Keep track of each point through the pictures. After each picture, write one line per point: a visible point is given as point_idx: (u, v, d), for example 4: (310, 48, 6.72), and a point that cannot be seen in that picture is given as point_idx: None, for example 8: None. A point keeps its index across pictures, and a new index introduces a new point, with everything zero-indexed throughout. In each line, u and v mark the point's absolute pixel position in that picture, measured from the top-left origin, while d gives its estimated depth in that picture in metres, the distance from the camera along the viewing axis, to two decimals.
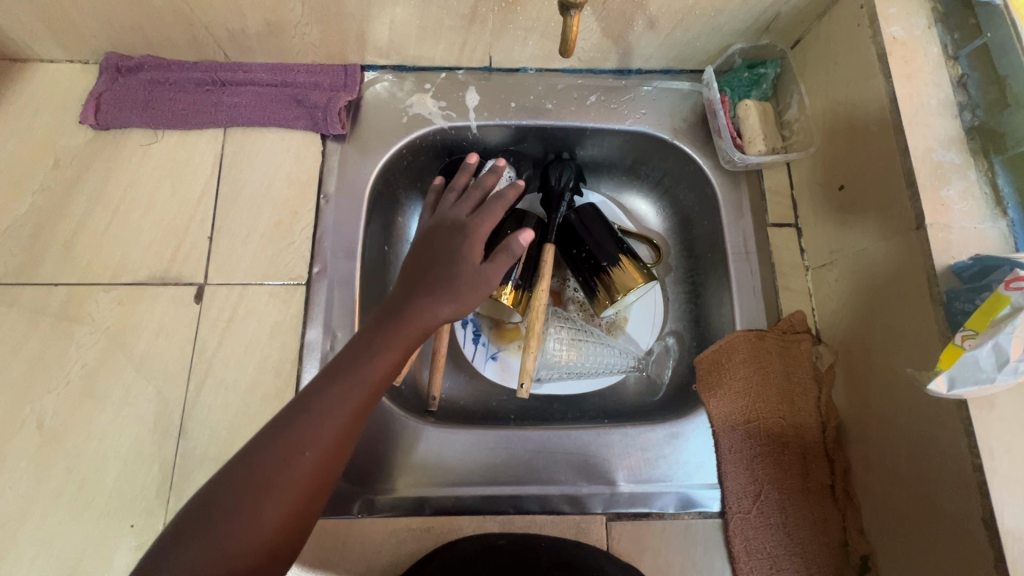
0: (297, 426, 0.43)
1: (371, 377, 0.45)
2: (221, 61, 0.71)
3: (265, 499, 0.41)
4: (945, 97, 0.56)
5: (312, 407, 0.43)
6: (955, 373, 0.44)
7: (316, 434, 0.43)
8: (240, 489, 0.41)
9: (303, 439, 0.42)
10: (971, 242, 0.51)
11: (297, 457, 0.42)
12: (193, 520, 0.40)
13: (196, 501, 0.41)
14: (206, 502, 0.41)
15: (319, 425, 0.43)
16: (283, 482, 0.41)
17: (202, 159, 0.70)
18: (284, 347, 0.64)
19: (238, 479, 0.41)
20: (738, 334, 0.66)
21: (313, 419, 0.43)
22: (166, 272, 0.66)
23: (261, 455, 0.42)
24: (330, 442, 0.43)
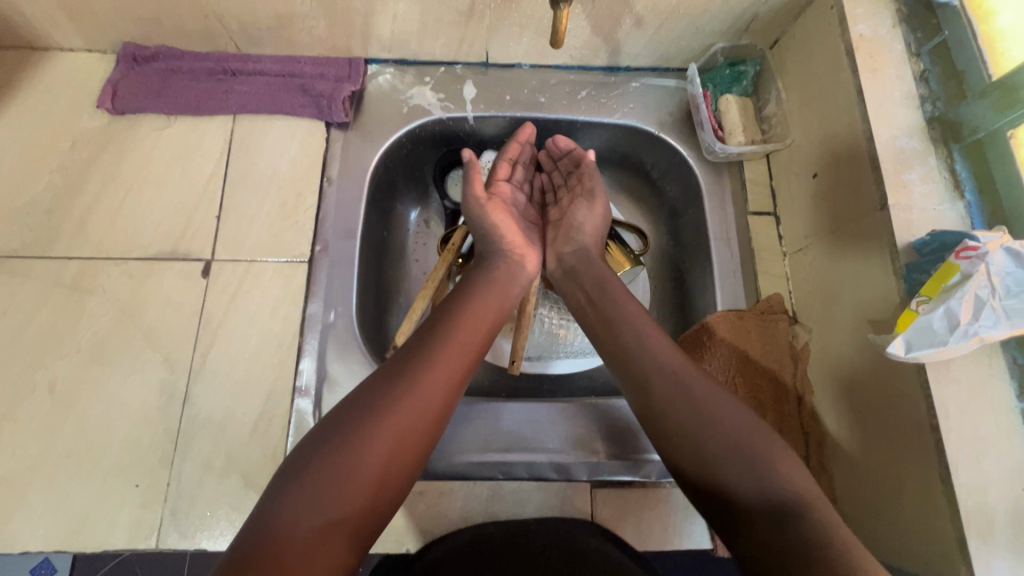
0: (400, 397, 0.48)
1: (459, 356, 0.54)
2: (233, 52, 0.75)
3: (372, 456, 0.45)
4: (907, 90, 0.60)
5: (414, 382, 0.50)
6: (910, 337, 0.48)
7: (418, 411, 0.48)
8: (382, 406, 0.48)
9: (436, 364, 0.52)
10: (931, 221, 0.55)
11: (435, 376, 0.51)
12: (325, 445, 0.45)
13: (334, 426, 0.47)
14: (346, 425, 0.47)
15: (419, 403, 0.49)
16: (419, 406, 0.49)
17: (212, 143, 0.74)
18: (286, 320, 0.67)
19: (332, 450, 0.45)
20: (718, 314, 0.70)
21: (412, 392, 0.49)
22: (176, 248, 0.69)
23: (362, 426, 0.46)
24: (436, 394, 0.50)
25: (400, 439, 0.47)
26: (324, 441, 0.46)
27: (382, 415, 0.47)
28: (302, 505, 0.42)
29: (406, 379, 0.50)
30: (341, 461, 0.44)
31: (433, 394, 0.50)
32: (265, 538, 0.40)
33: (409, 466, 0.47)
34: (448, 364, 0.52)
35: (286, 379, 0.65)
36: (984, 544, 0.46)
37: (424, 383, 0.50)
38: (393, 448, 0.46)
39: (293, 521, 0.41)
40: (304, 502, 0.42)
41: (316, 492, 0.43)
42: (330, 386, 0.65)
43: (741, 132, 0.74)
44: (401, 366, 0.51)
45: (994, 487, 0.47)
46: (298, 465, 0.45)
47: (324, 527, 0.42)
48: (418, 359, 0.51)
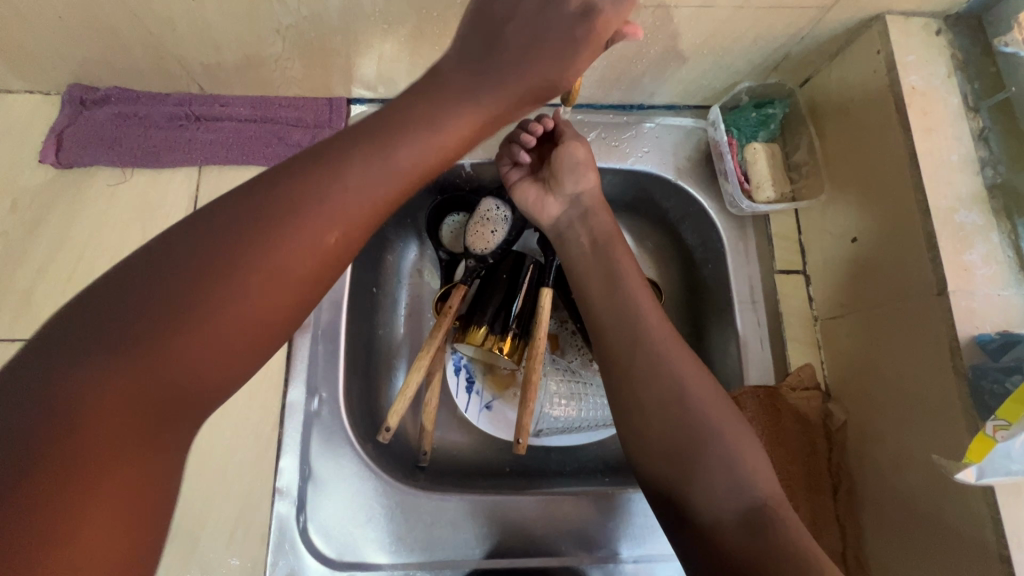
0: (251, 261, 0.33)
1: (357, 222, 0.37)
2: (196, 93, 0.66)
3: (234, 314, 0.33)
4: (966, 152, 0.53)
5: (297, 209, 0.35)
6: (985, 465, 0.43)
7: (318, 238, 0.35)
8: (224, 257, 0.33)
9: (330, 217, 0.36)
10: (996, 310, 0.49)
11: (322, 237, 0.35)
12: (175, 253, 0.33)
13: (151, 252, 0.33)
14: (170, 262, 0.32)
15: (344, 209, 0.36)
16: (289, 270, 0.34)
17: (176, 200, 0.65)
18: (264, 407, 0.59)
19: (163, 276, 0.32)
20: (746, 390, 0.62)
21: (315, 221, 0.35)
22: None
23: (207, 270, 0.32)
24: (332, 248, 0.36)
25: (260, 303, 0.34)
26: (141, 266, 0.32)
27: (217, 276, 0.32)
28: (97, 375, 0.29)
29: (271, 221, 0.34)
30: (165, 322, 0.31)
31: (310, 256, 0.35)
32: (26, 412, 0.28)
33: (274, 333, 0.35)
34: (319, 240, 0.35)
35: (265, 479, 0.57)
36: None
37: (314, 211, 0.35)
38: (282, 301, 0.35)
39: (81, 396, 0.29)
40: (104, 370, 0.30)
41: (119, 349, 0.30)
42: (315, 484, 0.58)
43: (771, 184, 0.67)
44: (306, 155, 0.37)
45: None
46: (96, 305, 0.31)
47: (135, 423, 0.31)
48: (309, 171, 0.36)
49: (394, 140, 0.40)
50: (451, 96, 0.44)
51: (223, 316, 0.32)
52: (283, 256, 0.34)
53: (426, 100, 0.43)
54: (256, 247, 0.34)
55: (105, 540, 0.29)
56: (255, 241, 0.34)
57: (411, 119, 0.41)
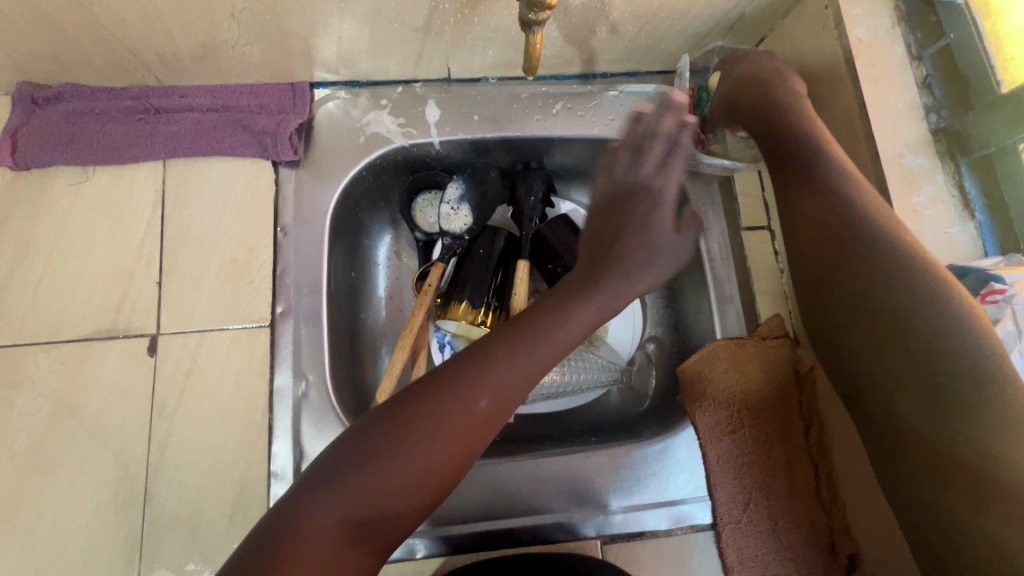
0: (436, 426, 0.40)
1: (513, 388, 0.43)
2: (153, 85, 0.64)
3: (420, 469, 0.39)
4: (911, 100, 0.55)
5: (479, 380, 0.42)
6: None
7: (481, 403, 0.42)
8: (421, 416, 0.40)
9: (487, 384, 0.42)
10: (944, 246, 0.52)
11: (477, 402, 0.41)
12: (390, 412, 0.41)
13: (373, 418, 0.41)
14: (383, 423, 0.41)
15: (504, 373, 0.43)
16: (460, 422, 0.41)
17: (142, 196, 0.64)
18: (251, 395, 0.60)
19: (380, 434, 0.40)
20: (718, 342, 0.66)
21: (480, 384, 0.42)
22: (113, 324, 0.60)
23: (408, 431, 0.40)
24: (495, 403, 0.42)
25: (437, 459, 0.40)
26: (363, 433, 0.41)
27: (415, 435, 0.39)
28: (337, 513, 0.37)
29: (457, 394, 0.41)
30: (375, 468, 0.38)
31: (479, 425, 0.41)
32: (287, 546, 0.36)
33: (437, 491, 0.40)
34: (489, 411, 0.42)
35: (259, 465, 0.58)
36: None
37: (487, 378, 0.42)
38: (453, 449, 0.40)
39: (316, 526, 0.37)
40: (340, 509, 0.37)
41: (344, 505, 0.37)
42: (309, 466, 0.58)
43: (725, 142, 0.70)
44: (511, 329, 0.45)
45: None
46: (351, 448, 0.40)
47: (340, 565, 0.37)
48: (489, 359, 0.43)
49: (551, 324, 0.46)
50: (591, 286, 0.49)
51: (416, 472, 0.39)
52: (465, 415, 0.41)
53: (560, 309, 0.47)
54: (439, 416, 0.40)
55: None
56: (446, 411, 0.40)
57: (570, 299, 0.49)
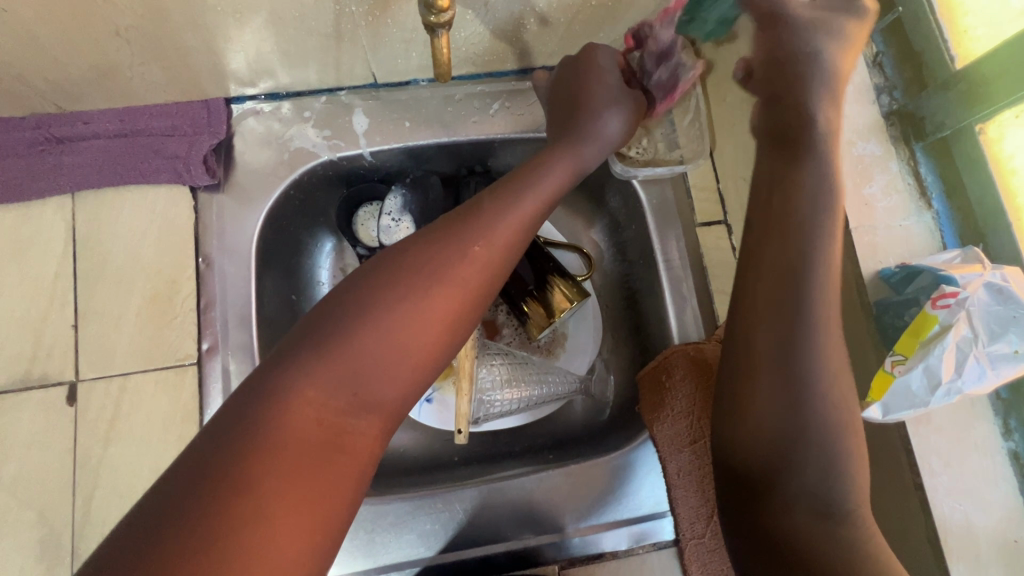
0: (408, 297, 0.39)
1: (500, 240, 0.44)
2: (53, 112, 0.59)
3: (413, 319, 0.39)
4: (860, 82, 0.51)
5: (469, 231, 0.43)
6: (888, 401, 0.42)
7: (472, 253, 0.42)
8: (413, 266, 0.40)
9: (484, 235, 0.43)
10: (898, 241, 0.48)
11: (474, 248, 0.43)
12: (378, 267, 0.41)
13: (359, 274, 0.41)
14: (369, 273, 0.40)
15: (499, 222, 0.44)
16: (451, 274, 0.41)
17: (52, 233, 0.60)
18: (181, 438, 0.57)
19: (348, 312, 0.38)
20: (676, 348, 0.63)
21: (473, 233, 0.43)
22: (28, 373, 0.57)
23: (399, 276, 0.40)
24: (485, 257, 0.43)
25: (405, 338, 0.38)
26: (346, 288, 0.40)
27: (389, 305, 0.39)
28: (317, 374, 0.36)
29: (426, 270, 0.41)
30: (368, 311, 0.38)
31: (452, 298, 0.41)
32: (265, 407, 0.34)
33: (415, 365, 0.39)
34: (461, 285, 0.41)
35: None
36: None
37: (478, 230, 0.43)
38: (446, 299, 0.40)
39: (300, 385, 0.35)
40: (321, 383, 0.36)
41: (335, 359, 0.36)
42: None
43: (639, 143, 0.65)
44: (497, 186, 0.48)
45: (986, 540, 0.43)
46: (330, 302, 0.39)
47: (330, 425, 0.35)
48: (452, 240, 0.42)
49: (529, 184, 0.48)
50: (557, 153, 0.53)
51: (394, 340, 0.38)
52: (459, 261, 0.42)
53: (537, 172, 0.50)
54: (411, 293, 0.39)
55: (285, 539, 0.31)
56: (417, 288, 0.40)
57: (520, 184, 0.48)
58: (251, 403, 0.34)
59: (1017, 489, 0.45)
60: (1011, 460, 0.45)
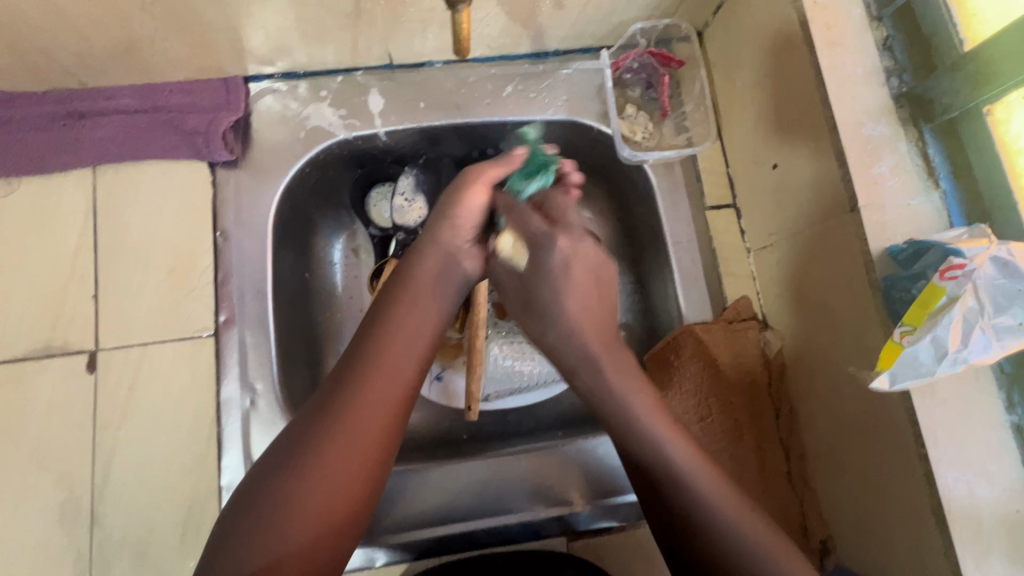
0: (358, 397, 0.43)
1: (410, 358, 0.46)
2: (74, 88, 0.60)
3: (336, 453, 0.41)
4: (871, 65, 0.52)
5: (360, 361, 0.45)
6: (896, 370, 0.43)
7: (384, 375, 0.45)
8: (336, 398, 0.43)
9: (388, 358, 0.46)
10: (906, 219, 0.49)
11: (382, 367, 0.45)
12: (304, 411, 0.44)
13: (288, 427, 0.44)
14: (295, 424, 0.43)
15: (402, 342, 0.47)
16: (374, 397, 0.44)
17: (73, 206, 0.61)
18: (198, 408, 0.58)
19: (303, 441, 0.42)
20: (686, 328, 0.64)
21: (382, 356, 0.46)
22: (50, 341, 0.58)
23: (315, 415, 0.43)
24: (399, 375, 0.45)
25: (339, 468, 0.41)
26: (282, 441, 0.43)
27: (339, 419, 0.42)
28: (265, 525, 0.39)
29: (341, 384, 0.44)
30: (294, 456, 0.41)
31: (388, 394, 0.44)
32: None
33: (382, 455, 0.43)
34: (400, 374, 0.45)
35: (210, 479, 0.56)
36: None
37: (378, 355, 0.45)
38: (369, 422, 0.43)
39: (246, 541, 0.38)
40: (307, 497, 0.40)
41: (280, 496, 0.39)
42: None
43: (644, 130, 0.69)
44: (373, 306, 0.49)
45: (987, 512, 0.44)
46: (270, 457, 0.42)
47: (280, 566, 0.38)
48: (367, 342, 0.46)
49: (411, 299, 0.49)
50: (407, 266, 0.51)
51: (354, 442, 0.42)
52: (376, 385, 0.44)
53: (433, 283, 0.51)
54: (354, 394, 0.43)
55: None
56: (367, 379, 0.44)
57: (416, 284, 0.50)
58: (228, 538, 0.39)
59: (1019, 461, 0.46)
60: (1015, 433, 0.46)
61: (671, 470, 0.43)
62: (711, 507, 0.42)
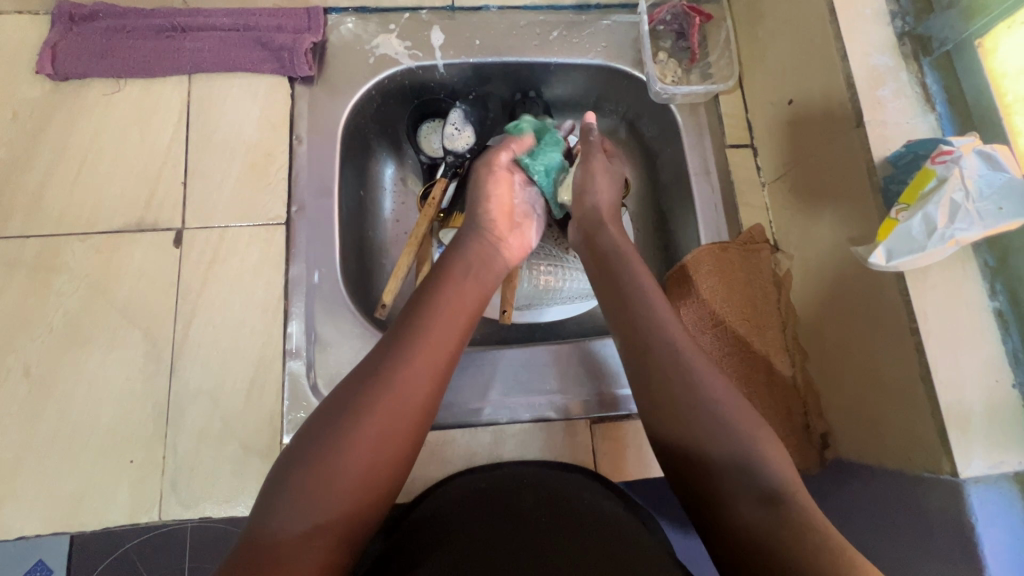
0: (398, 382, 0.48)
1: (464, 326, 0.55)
2: (180, 7, 0.71)
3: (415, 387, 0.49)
4: (877, 7, 0.60)
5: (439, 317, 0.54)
6: (891, 246, 0.50)
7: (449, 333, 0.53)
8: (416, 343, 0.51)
9: (453, 320, 0.54)
10: (904, 135, 0.56)
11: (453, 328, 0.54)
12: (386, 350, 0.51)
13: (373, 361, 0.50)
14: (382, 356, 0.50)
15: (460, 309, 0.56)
16: (441, 348, 0.52)
17: (168, 107, 0.69)
18: (268, 284, 0.65)
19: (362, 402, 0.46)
20: (703, 248, 0.71)
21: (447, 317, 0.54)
22: (143, 219, 0.66)
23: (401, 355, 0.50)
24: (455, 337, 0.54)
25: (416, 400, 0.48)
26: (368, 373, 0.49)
27: (377, 400, 0.47)
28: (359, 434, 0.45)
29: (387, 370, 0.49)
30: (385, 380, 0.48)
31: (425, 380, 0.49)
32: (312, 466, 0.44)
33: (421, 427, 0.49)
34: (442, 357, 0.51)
35: (276, 344, 0.63)
36: (963, 434, 0.49)
37: (446, 314, 0.54)
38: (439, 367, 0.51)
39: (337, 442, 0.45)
40: (353, 464, 0.44)
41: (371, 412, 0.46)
42: (321, 347, 0.63)
43: (673, 73, 0.77)
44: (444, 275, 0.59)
45: (970, 382, 0.50)
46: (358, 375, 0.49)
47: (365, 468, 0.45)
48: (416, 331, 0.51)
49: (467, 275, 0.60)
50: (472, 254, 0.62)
51: (391, 424, 0.47)
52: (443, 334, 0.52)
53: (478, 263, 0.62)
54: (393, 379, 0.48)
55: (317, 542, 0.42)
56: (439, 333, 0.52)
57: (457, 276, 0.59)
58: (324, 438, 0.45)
59: (1000, 339, 0.51)
60: (996, 317, 0.52)
61: (721, 437, 0.46)
62: (747, 452, 0.45)
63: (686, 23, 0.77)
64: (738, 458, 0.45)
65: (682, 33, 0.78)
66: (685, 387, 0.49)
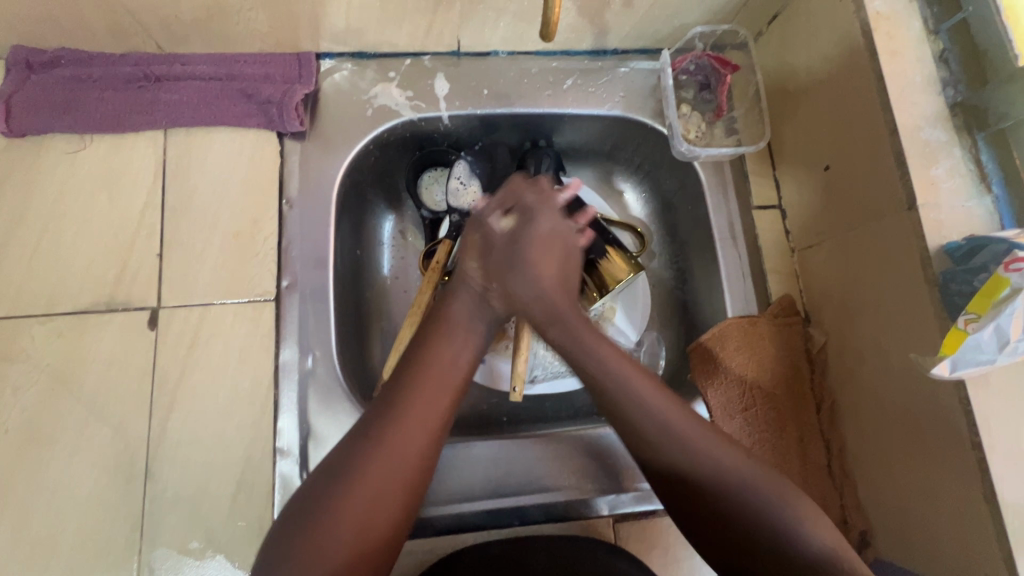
0: (389, 432, 0.45)
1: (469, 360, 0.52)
2: (155, 52, 0.63)
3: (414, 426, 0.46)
4: (929, 74, 0.55)
5: (440, 352, 0.51)
6: (957, 357, 0.46)
7: (450, 366, 0.50)
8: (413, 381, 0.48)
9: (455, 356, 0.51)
10: (960, 221, 0.51)
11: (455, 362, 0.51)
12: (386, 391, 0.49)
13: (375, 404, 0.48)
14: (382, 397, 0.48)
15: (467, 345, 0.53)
16: (442, 383, 0.49)
17: (142, 166, 0.62)
18: (256, 370, 0.58)
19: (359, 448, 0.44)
20: (730, 321, 0.66)
21: (449, 353, 0.51)
22: (113, 296, 0.58)
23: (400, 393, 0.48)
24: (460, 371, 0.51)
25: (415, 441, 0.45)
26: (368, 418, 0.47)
27: (376, 444, 0.44)
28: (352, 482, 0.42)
29: (388, 408, 0.47)
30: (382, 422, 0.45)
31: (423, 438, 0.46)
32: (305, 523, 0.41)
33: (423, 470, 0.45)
34: (443, 396, 0.48)
35: (264, 441, 0.57)
36: None
37: (447, 350, 0.52)
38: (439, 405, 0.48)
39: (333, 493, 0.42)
40: (347, 515, 0.41)
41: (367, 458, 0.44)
42: (316, 442, 0.57)
43: (697, 127, 0.72)
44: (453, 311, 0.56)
45: None
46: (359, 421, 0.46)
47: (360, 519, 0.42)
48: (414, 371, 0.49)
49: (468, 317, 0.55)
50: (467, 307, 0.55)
51: (387, 479, 0.43)
52: (443, 371, 0.50)
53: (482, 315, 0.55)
54: (392, 429, 0.45)
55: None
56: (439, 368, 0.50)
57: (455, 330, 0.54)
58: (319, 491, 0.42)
59: None
60: None
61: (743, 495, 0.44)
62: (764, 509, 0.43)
63: (710, 76, 0.72)
64: (748, 514, 0.43)
65: (705, 85, 0.73)
66: (674, 438, 0.47)
